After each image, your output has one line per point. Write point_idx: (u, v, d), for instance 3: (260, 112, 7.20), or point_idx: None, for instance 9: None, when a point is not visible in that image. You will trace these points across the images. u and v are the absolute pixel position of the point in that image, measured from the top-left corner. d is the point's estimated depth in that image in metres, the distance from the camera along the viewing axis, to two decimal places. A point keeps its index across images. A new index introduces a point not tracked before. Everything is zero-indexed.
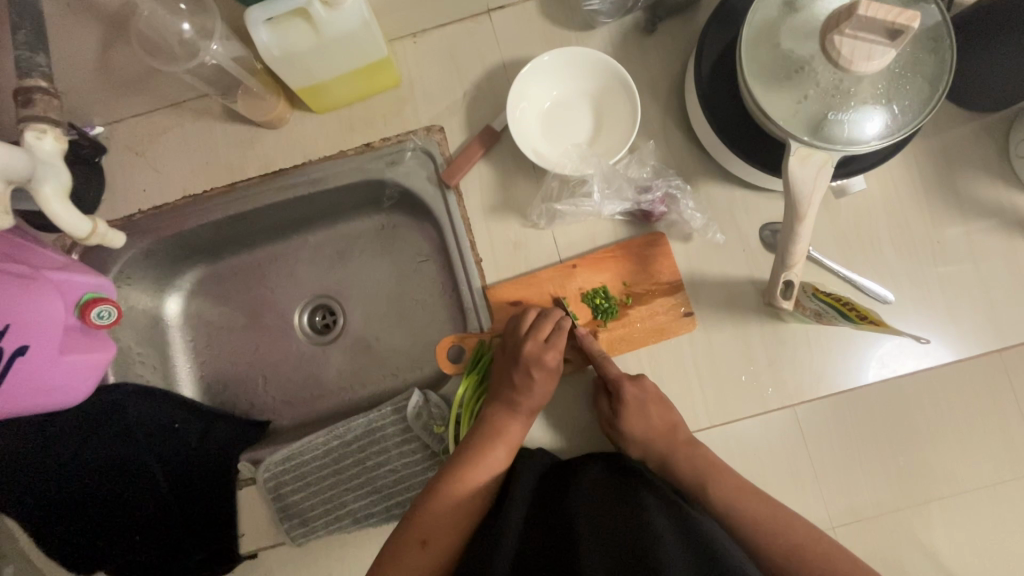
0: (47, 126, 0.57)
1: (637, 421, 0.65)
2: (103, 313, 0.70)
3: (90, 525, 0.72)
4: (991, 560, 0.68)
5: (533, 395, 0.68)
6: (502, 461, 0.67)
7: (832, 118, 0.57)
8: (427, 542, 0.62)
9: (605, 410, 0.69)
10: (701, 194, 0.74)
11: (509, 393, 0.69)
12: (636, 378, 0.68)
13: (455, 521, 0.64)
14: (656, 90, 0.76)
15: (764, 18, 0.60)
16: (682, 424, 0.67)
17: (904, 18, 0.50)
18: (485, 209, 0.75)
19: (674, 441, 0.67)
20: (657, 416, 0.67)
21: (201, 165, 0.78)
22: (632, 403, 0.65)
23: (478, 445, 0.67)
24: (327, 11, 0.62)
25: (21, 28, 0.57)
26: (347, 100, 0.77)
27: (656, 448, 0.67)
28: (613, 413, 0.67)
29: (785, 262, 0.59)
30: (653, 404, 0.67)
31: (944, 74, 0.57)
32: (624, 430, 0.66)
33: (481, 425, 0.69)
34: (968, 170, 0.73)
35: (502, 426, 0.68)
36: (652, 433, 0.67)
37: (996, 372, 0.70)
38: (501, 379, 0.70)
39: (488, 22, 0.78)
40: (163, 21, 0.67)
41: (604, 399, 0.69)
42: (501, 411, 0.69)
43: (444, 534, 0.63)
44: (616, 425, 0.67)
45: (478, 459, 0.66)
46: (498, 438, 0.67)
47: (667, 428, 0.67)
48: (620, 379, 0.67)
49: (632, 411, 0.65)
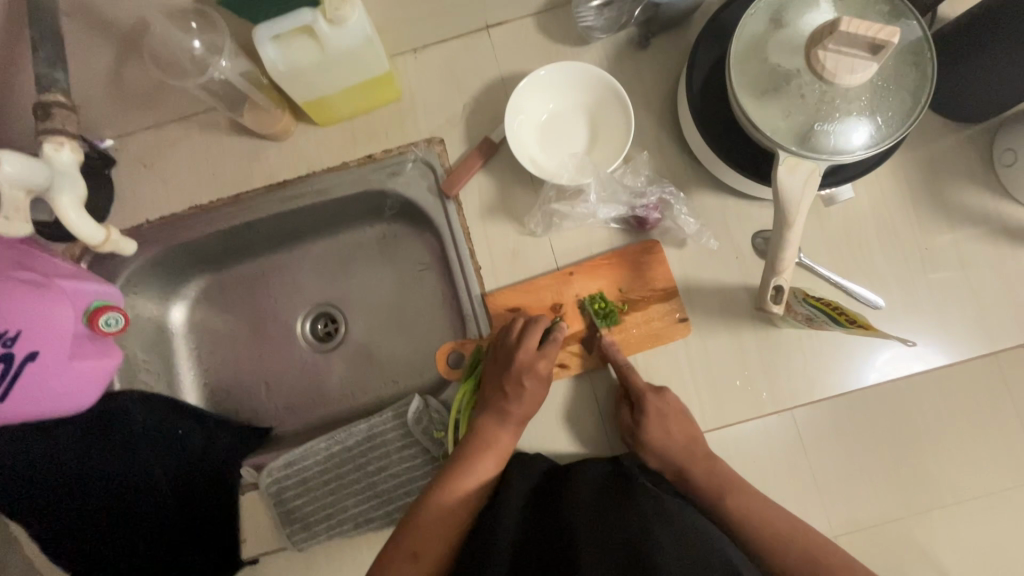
0: (64, 139, 0.59)
1: (659, 432, 0.67)
2: (111, 321, 0.72)
3: (95, 529, 0.73)
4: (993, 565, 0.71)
5: (523, 403, 0.70)
6: (491, 471, 0.69)
7: (818, 128, 0.59)
8: (419, 554, 0.63)
9: (626, 421, 0.69)
10: (694, 202, 0.76)
11: (498, 401, 0.70)
12: (659, 390, 0.69)
13: (446, 529, 0.65)
14: (649, 102, 0.78)
15: (752, 33, 0.62)
16: (700, 438, 0.69)
17: (885, 34, 0.52)
18: (483, 218, 0.77)
19: (693, 454, 0.69)
20: (679, 431, 0.68)
21: (207, 176, 0.81)
22: (654, 414, 0.67)
23: (468, 454, 0.68)
24: (332, 28, 0.65)
25: (41, 47, 0.59)
26: (350, 113, 0.80)
27: (675, 459, 0.69)
28: (637, 424, 0.68)
29: (774, 268, 0.61)
30: (674, 416, 0.68)
31: (925, 86, 0.59)
32: (646, 438, 0.68)
33: (470, 436, 0.70)
34: (954, 178, 0.75)
35: (491, 436, 0.69)
36: (673, 446, 0.68)
37: (995, 382, 0.72)
38: (490, 388, 0.72)
39: (486, 37, 0.81)
40: (175, 39, 0.69)
41: (625, 409, 0.70)
42: (489, 420, 0.70)
43: (434, 545, 0.64)
44: (638, 436, 0.68)
45: (468, 469, 0.68)
46: (486, 451, 0.69)
47: (687, 440, 0.69)
48: (645, 391, 0.68)
49: (657, 423, 0.67)
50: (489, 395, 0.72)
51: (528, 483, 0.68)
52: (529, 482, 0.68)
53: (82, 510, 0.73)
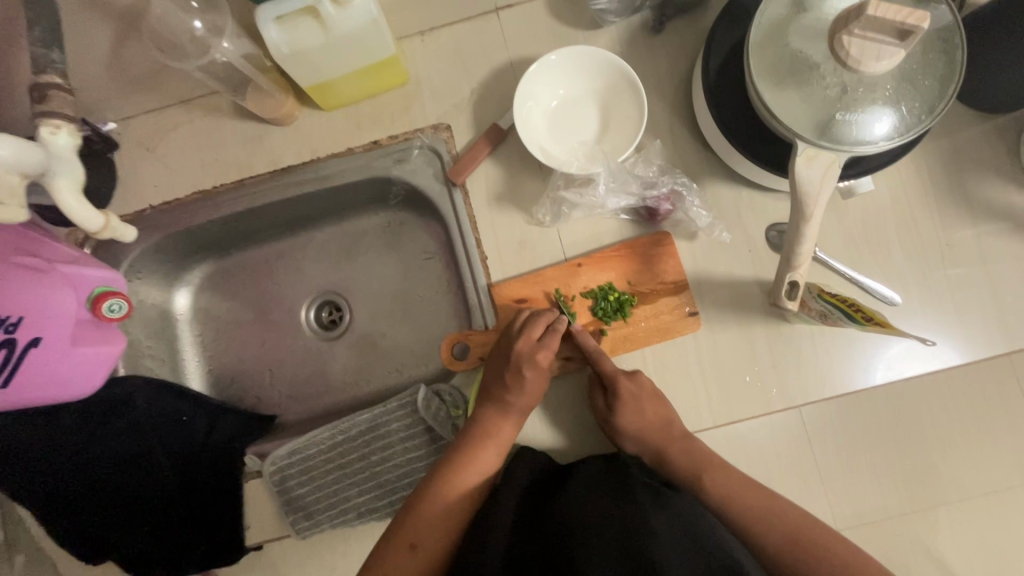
0: (62, 122, 0.58)
1: (631, 414, 0.66)
2: (115, 306, 0.71)
3: (96, 517, 0.73)
4: (1000, 563, 0.67)
5: (526, 395, 0.69)
6: (492, 461, 0.67)
7: (840, 118, 0.57)
8: (417, 545, 0.62)
9: (601, 405, 0.69)
10: (707, 193, 0.74)
11: (499, 392, 0.69)
12: (632, 374, 0.68)
13: (445, 525, 0.64)
14: (663, 90, 0.76)
15: (773, 17, 0.60)
16: (675, 417, 0.68)
17: (914, 18, 0.50)
18: (491, 207, 0.76)
19: (667, 433, 0.68)
20: (653, 411, 0.68)
21: (211, 160, 0.79)
22: (626, 396, 0.66)
23: (468, 446, 0.67)
24: (338, 9, 0.63)
25: (38, 26, 0.58)
26: (355, 97, 0.78)
27: (652, 442, 0.68)
28: (609, 408, 0.68)
29: (791, 262, 0.59)
30: (648, 398, 0.68)
31: (955, 74, 0.57)
32: (622, 422, 0.67)
33: (470, 427, 0.69)
34: (978, 172, 0.72)
35: (494, 427, 0.68)
36: (648, 428, 0.67)
37: (1005, 375, 0.69)
38: (492, 379, 0.70)
39: (496, 20, 0.79)
40: (174, 18, 0.68)
41: (599, 394, 0.70)
42: (491, 409, 0.69)
43: (434, 538, 0.63)
44: (610, 419, 0.68)
45: (469, 462, 0.67)
46: (489, 441, 0.68)
47: (660, 419, 0.68)
48: (616, 375, 0.67)
49: (629, 404, 0.66)
50: (490, 385, 0.70)
51: (521, 481, 0.66)
52: (522, 481, 0.66)
53: (83, 497, 0.73)
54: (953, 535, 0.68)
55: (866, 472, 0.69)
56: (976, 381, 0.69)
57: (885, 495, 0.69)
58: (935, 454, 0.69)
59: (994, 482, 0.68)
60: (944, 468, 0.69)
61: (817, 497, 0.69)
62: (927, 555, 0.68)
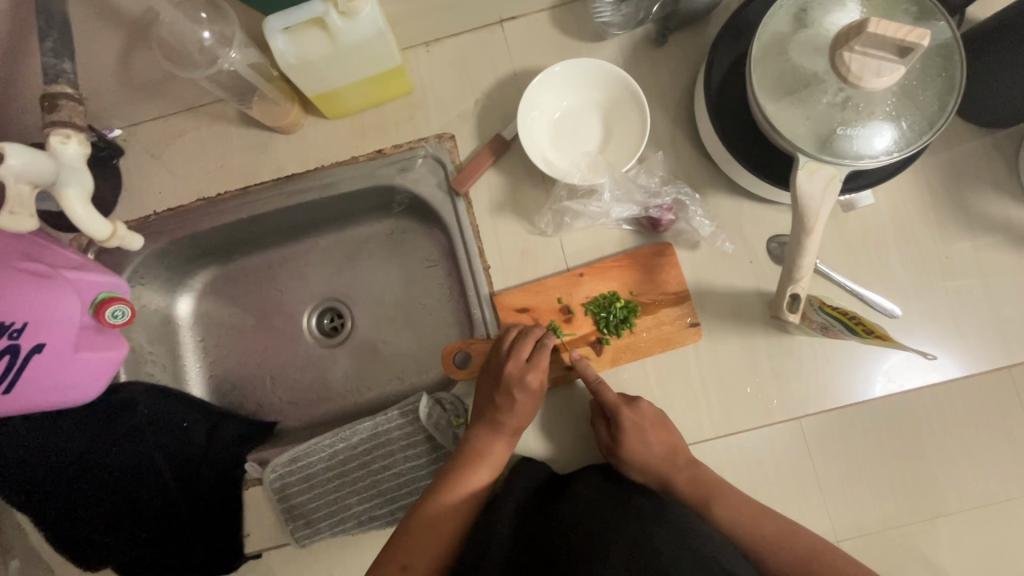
0: (71, 132, 0.59)
1: (636, 445, 0.65)
2: (117, 313, 0.73)
3: (95, 524, 0.72)
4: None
5: (517, 416, 0.69)
6: (484, 482, 0.67)
7: (841, 133, 0.58)
8: (408, 567, 0.62)
9: (604, 437, 0.68)
10: (709, 205, 0.74)
11: (491, 412, 0.69)
12: (633, 403, 0.67)
13: (436, 544, 0.64)
14: (666, 101, 0.77)
15: (775, 32, 0.60)
16: (682, 447, 0.68)
17: (914, 36, 0.50)
18: (493, 216, 0.76)
19: (676, 462, 0.67)
20: (656, 441, 0.67)
21: (216, 167, 0.80)
22: (630, 429, 0.65)
23: (460, 468, 0.67)
24: (344, 20, 0.64)
25: (49, 36, 0.58)
26: (359, 106, 0.79)
27: (657, 471, 0.67)
28: (613, 441, 0.67)
29: (792, 275, 0.59)
30: (651, 428, 0.67)
31: (953, 91, 0.58)
32: (622, 453, 0.66)
33: (463, 447, 0.69)
34: (977, 185, 0.73)
35: (486, 448, 0.68)
36: (655, 457, 0.67)
37: (1004, 387, 0.70)
38: (485, 399, 0.71)
39: (500, 31, 0.79)
40: (184, 28, 0.69)
41: (601, 424, 0.69)
42: (484, 431, 0.69)
43: (425, 557, 0.63)
44: (615, 452, 0.67)
45: (461, 482, 0.66)
46: (481, 461, 0.68)
47: (668, 450, 0.67)
48: (619, 406, 0.66)
49: (632, 439, 0.65)
50: (483, 405, 0.71)
51: (520, 493, 0.66)
52: (525, 488, 0.67)
53: (80, 504, 0.71)
54: (951, 546, 0.68)
55: (868, 484, 0.69)
56: (977, 393, 0.70)
57: (885, 505, 0.69)
58: (935, 467, 0.69)
59: (993, 495, 0.68)
60: (945, 480, 0.69)
61: (819, 509, 0.69)
62: (927, 567, 0.68)
